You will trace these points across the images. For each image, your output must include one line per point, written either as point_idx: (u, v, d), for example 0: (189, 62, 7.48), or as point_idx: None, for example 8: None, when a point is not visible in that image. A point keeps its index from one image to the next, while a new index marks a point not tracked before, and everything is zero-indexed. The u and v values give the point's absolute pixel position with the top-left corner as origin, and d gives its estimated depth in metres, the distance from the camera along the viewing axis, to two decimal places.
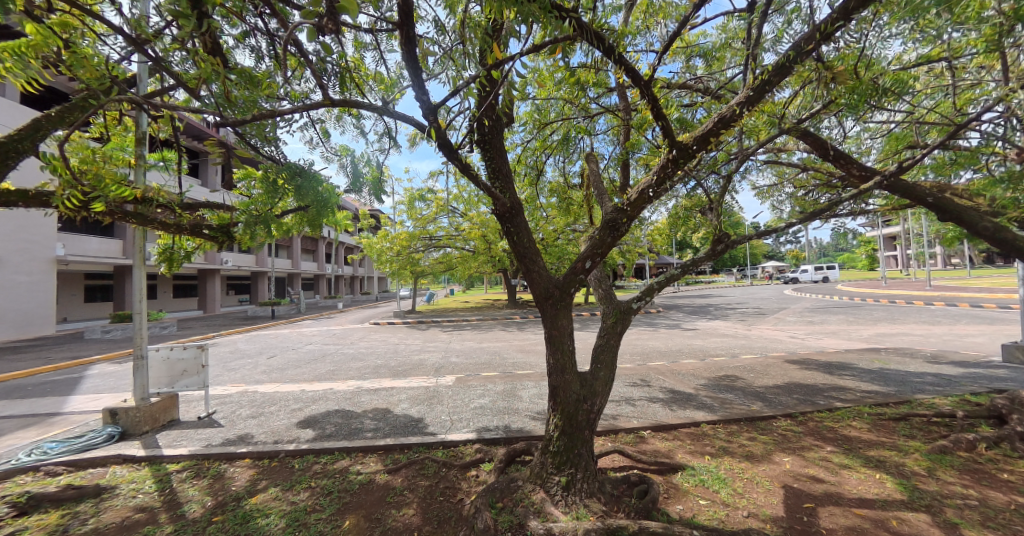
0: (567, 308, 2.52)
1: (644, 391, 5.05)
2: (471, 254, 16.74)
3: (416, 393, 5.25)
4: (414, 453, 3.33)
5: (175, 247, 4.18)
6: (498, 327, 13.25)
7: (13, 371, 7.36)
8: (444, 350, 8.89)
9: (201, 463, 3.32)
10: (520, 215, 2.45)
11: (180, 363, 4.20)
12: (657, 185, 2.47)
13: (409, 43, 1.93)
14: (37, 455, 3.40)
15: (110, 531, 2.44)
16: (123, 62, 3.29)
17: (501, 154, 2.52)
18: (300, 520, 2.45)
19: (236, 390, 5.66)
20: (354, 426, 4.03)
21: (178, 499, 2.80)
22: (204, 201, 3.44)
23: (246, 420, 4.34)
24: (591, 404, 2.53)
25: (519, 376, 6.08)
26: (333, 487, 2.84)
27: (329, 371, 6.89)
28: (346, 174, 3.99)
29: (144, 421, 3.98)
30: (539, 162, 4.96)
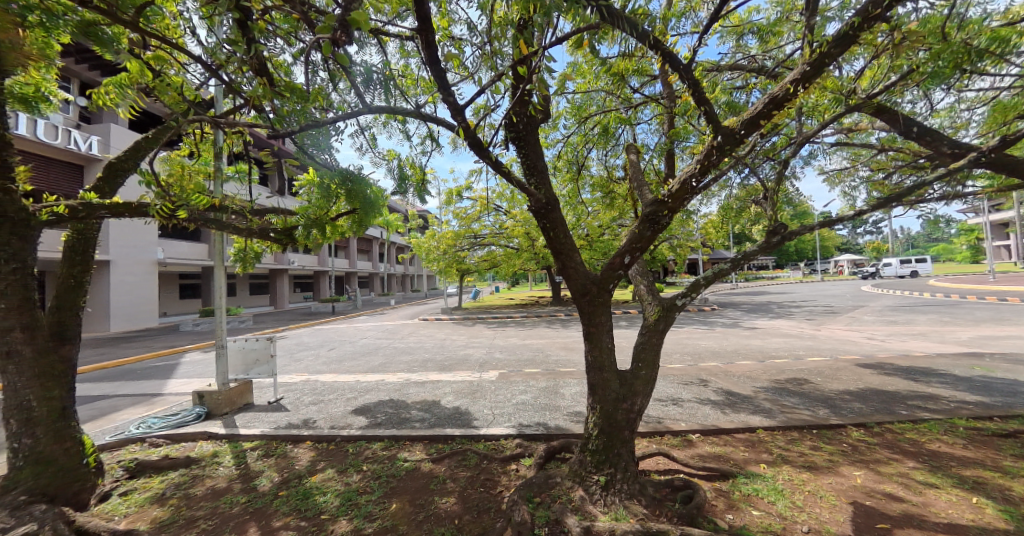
0: (605, 305, 2.46)
1: (694, 392, 4.79)
2: (515, 251, 16.86)
3: (460, 386, 5.43)
4: (457, 444, 3.45)
5: (248, 249, 4.66)
6: (542, 324, 13.22)
7: (126, 357, 8.65)
8: (487, 346, 9.08)
9: (270, 443, 3.69)
10: (556, 211, 2.43)
11: (253, 353, 4.69)
12: (699, 174, 2.32)
13: (433, 48, 2.00)
14: (142, 429, 3.96)
15: (198, 498, 2.80)
16: (203, 86, 3.73)
17: (535, 150, 2.52)
18: (353, 500, 2.64)
19: (300, 379, 6.19)
20: (403, 416, 4.24)
21: (252, 473, 3.13)
22: (269, 206, 3.78)
23: (308, 407, 4.73)
24: (630, 404, 2.46)
25: (562, 373, 6.05)
26: (382, 472, 3.02)
27: (381, 364, 7.31)
28: (392, 176, 4.24)
29: (224, 403, 4.50)
30: (580, 156, 4.88)
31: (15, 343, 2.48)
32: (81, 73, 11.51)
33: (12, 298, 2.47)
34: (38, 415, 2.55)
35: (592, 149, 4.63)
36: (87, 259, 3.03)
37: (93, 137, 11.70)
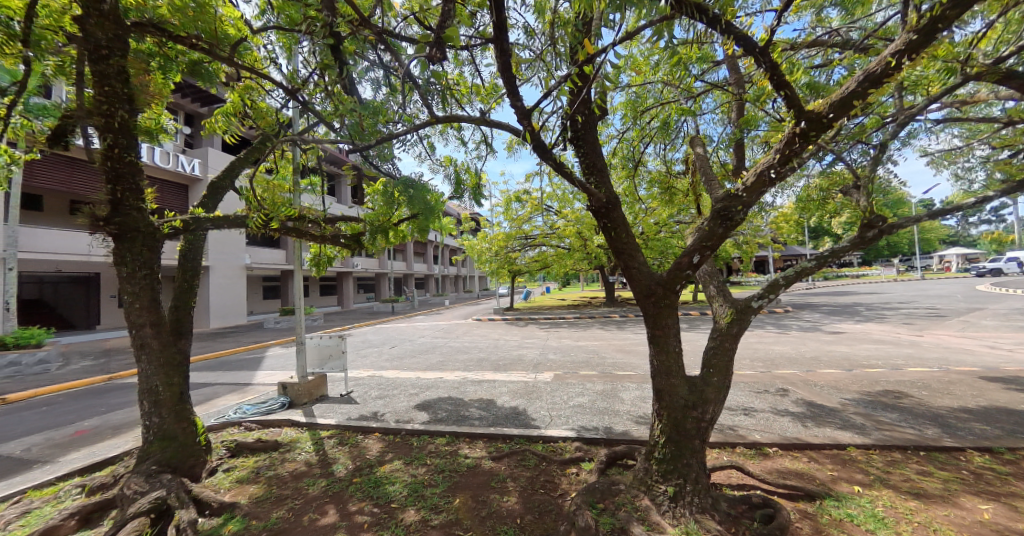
0: (671, 307, 2.35)
1: (770, 402, 4.39)
2: (566, 251, 16.71)
3: (516, 386, 5.48)
4: (516, 444, 3.49)
5: (322, 254, 5.09)
6: (596, 325, 12.93)
7: (223, 350, 9.88)
8: (540, 347, 9.08)
9: (344, 433, 4.00)
10: (618, 210, 2.35)
11: (326, 349, 5.13)
12: (780, 164, 2.12)
13: (505, 54, 2.07)
14: (238, 414, 4.50)
15: (287, 478, 3.12)
16: (283, 109, 4.15)
17: (595, 149, 2.47)
18: (419, 492, 2.77)
19: (367, 374, 6.65)
20: (462, 413, 4.38)
21: (329, 459, 3.42)
22: (340, 214, 4.07)
23: (375, 400, 5.07)
24: (701, 412, 2.32)
25: (619, 377, 5.87)
26: (444, 466, 3.14)
27: (439, 362, 7.62)
28: (449, 182, 4.40)
29: (304, 394, 4.96)
30: (636, 152, 4.70)
31: (146, 337, 2.94)
32: (185, 105, 13.33)
33: (144, 299, 2.94)
34: (163, 398, 3.01)
35: (649, 144, 4.44)
36: (197, 265, 3.52)
37: (195, 160, 13.51)
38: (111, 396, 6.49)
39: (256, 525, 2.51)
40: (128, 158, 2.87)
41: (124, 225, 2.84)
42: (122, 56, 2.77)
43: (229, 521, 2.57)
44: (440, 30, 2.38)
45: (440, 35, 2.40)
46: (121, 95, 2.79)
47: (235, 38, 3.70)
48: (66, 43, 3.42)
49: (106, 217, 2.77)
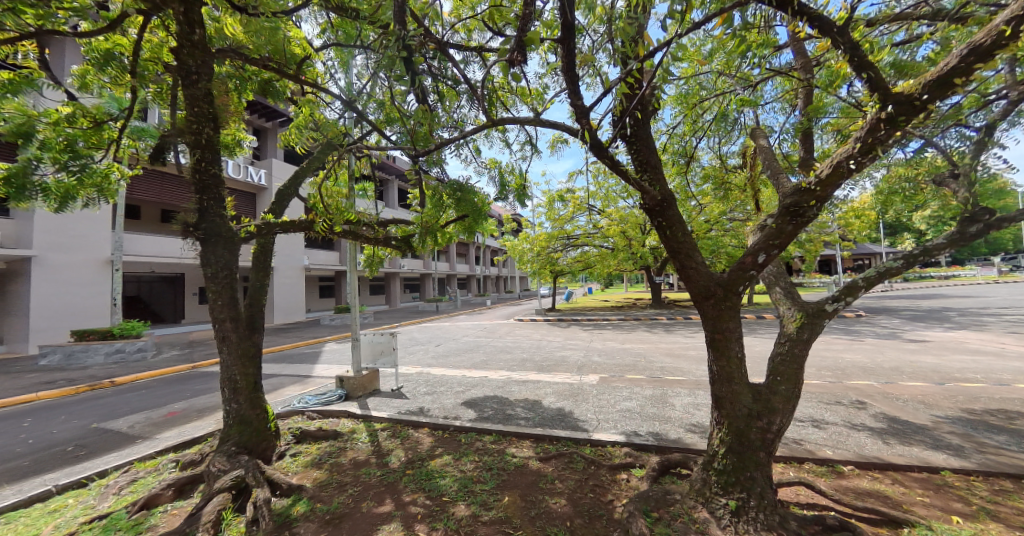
0: (733, 309, 2.21)
1: (843, 414, 4.00)
2: (609, 252, 16.33)
3: (561, 388, 5.43)
4: (563, 445, 3.46)
5: (375, 256, 5.37)
6: (642, 328, 12.50)
7: (287, 345, 10.74)
8: (584, 348, 8.95)
9: (396, 426, 4.19)
10: (674, 208, 2.27)
11: (378, 346, 5.42)
12: (860, 154, 1.92)
13: (569, 55, 2.09)
14: (302, 404, 4.87)
15: (347, 465, 3.33)
16: (341, 120, 4.43)
17: (649, 146, 2.39)
18: (469, 487, 2.83)
19: (415, 371, 6.91)
20: (508, 412, 4.42)
21: (384, 450, 3.60)
22: (392, 218, 4.25)
23: (424, 396, 5.26)
24: (767, 422, 2.16)
25: (669, 382, 5.64)
26: (493, 464, 3.18)
27: (483, 361, 7.74)
28: (494, 184, 4.47)
29: (358, 388, 5.26)
30: (687, 147, 4.50)
31: (226, 331, 3.26)
32: (254, 121, 14.65)
33: (224, 297, 3.26)
34: (240, 386, 3.32)
35: (701, 139, 4.21)
36: (268, 266, 3.85)
37: (263, 171, 14.79)
38: (195, 383, 7.28)
39: (320, 508, 2.70)
40: (213, 171, 3.22)
41: (210, 231, 3.18)
42: (208, 79, 3.10)
43: (297, 502, 2.79)
44: (522, 31, 2.39)
45: (522, 37, 2.40)
46: (207, 115, 3.14)
47: (301, 57, 4.02)
48: (162, 72, 3.90)
49: (195, 224, 3.11)
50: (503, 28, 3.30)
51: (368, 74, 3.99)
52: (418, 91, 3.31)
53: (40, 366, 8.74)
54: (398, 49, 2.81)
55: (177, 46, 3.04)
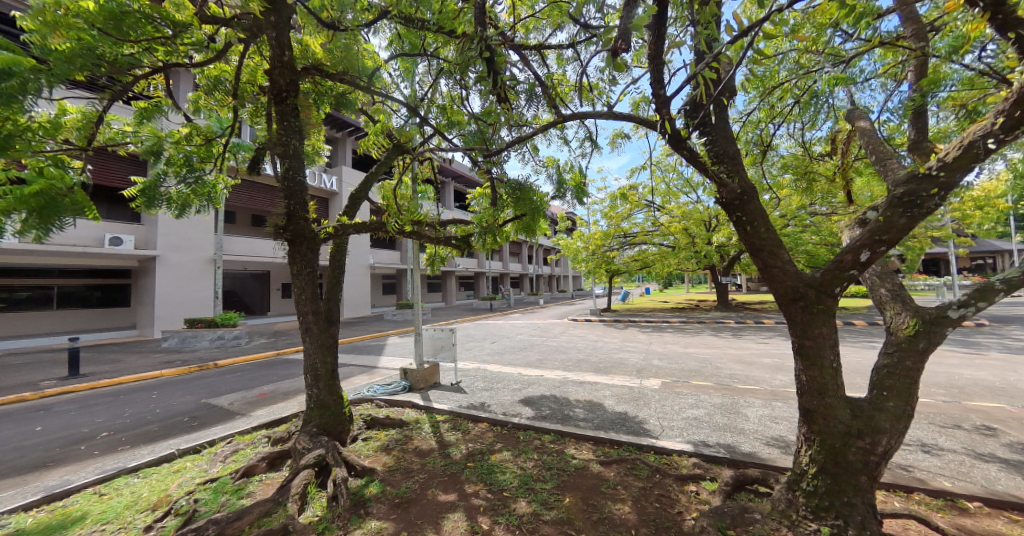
0: (827, 313, 1.97)
1: (965, 441, 3.40)
2: (670, 250, 15.50)
3: (620, 391, 5.27)
4: (624, 450, 3.35)
5: (436, 254, 5.59)
6: (706, 331, 11.69)
7: (356, 337, 11.62)
8: (642, 351, 8.59)
9: (457, 419, 4.34)
10: (755, 201, 2.09)
11: (439, 340, 5.67)
12: (1004, 130, 1.59)
13: (658, 42, 2.00)
14: (371, 392, 5.23)
15: (413, 453, 3.52)
16: (405, 126, 4.66)
17: (728, 135, 2.24)
18: (529, 485, 2.85)
19: (472, 366, 7.11)
20: (566, 413, 4.37)
21: (446, 441, 3.74)
22: (453, 218, 4.39)
23: (482, 391, 5.39)
24: (870, 442, 1.89)
25: (740, 390, 5.21)
26: (552, 463, 3.17)
27: (538, 360, 7.75)
28: (552, 182, 4.44)
29: (420, 380, 5.53)
30: (762, 136, 4.12)
31: (310, 323, 3.61)
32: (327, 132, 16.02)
33: (307, 292, 3.61)
34: (320, 373, 3.63)
35: (778, 125, 3.82)
36: (342, 264, 4.18)
37: (335, 177, 16.12)
38: (281, 368, 8.16)
39: (390, 491, 2.88)
40: (298, 178, 3.57)
41: (296, 232, 3.54)
42: (294, 95, 3.45)
43: (370, 484, 3.00)
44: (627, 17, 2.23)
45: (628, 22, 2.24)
46: (293, 128, 3.49)
47: (371, 68, 4.29)
48: (257, 90, 4.40)
49: (284, 226, 3.47)
50: (563, 23, 3.24)
51: (431, 80, 4.17)
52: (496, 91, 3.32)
53: (164, 348, 10.37)
54: (479, 49, 2.87)
55: (271, 67, 3.40)
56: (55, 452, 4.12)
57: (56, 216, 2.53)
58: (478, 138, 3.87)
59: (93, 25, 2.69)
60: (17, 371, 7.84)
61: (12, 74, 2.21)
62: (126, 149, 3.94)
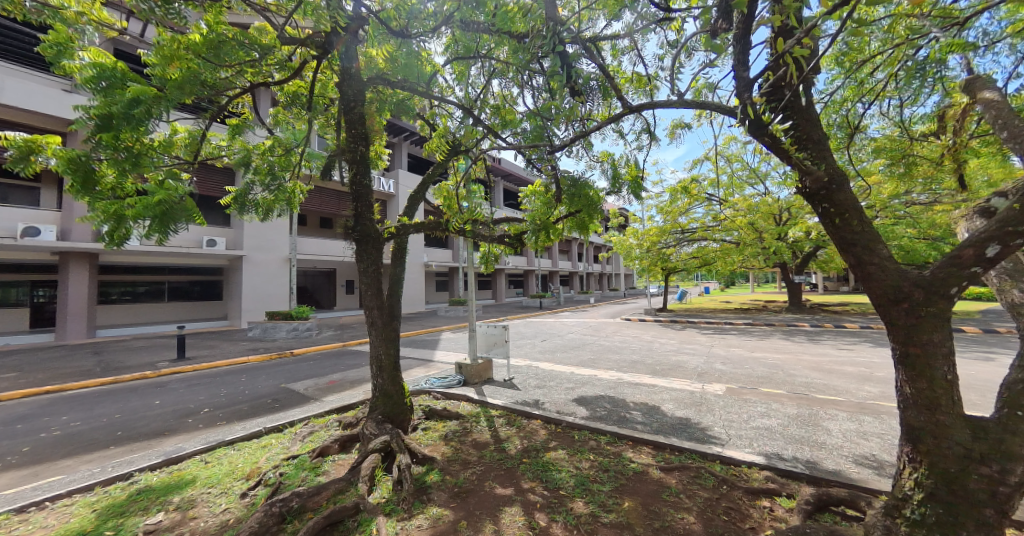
0: (941, 318, 1.70)
1: None
2: (733, 246, 14.41)
3: (680, 395, 5.01)
4: (687, 458, 3.18)
5: (490, 254, 5.70)
6: (777, 334, 10.72)
7: (412, 332, 12.26)
8: (702, 354, 8.09)
9: (511, 415, 4.40)
10: (846, 190, 1.89)
11: (492, 337, 5.78)
12: None
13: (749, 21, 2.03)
14: (428, 384, 5.49)
15: (469, 445, 3.64)
16: (459, 129, 4.80)
17: (813, 119, 2.05)
18: (586, 485, 2.81)
19: (524, 364, 7.17)
20: (622, 415, 4.26)
21: (501, 436, 3.81)
22: (507, 216, 4.43)
23: (535, 389, 5.41)
24: (999, 470, 1.57)
25: (819, 401, 4.72)
26: (609, 465, 3.10)
27: (590, 359, 7.61)
28: (606, 177, 4.33)
29: (474, 375, 5.68)
30: (849, 118, 3.68)
31: (375, 317, 3.87)
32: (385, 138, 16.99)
33: (372, 288, 3.86)
34: (385, 364, 3.87)
35: (867, 104, 3.39)
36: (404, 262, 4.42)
37: (392, 180, 17.05)
38: (348, 359, 8.85)
39: (449, 480, 3.00)
40: (364, 182, 3.83)
41: (363, 232, 3.80)
42: (361, 105, 3.70)
43: (430, 472, 3.14)
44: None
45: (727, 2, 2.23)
46: (360, 136, 3.74)
47: (429, 75, 4.48)
48: (328, 102, 4.79)
49: (353, 227, 3.74)
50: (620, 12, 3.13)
51: (484, 82, 4.28)
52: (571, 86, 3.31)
53: (250, 337, 11.68)
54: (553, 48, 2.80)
55: (341, 80, 3.68)
56: (170, 422, 4.83)
57: (170, 222, 3.00)
58: (533, 136, 3.89)
59: (196, 54, 3.10)
60: (140, 354, 9.29)
61: (140, 103, 2.63)
62: (222, 162, 4.49)
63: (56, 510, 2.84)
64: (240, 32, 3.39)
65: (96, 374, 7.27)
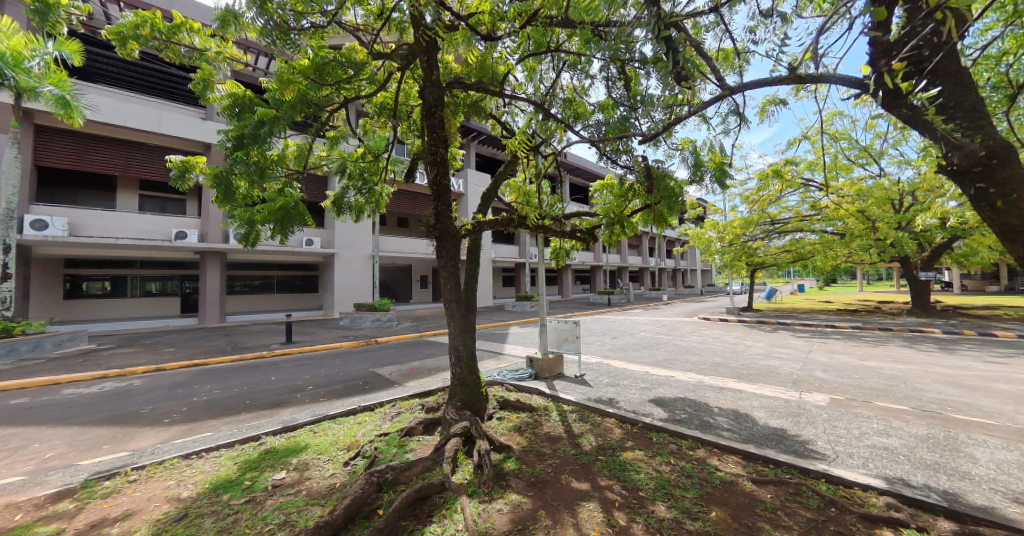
0: None
1: None
2: (837, 238, 12.58)
3: (773, 403, 4.55)
4: (783, 472, 2.90)
5: (561, 248, 5.70)
6: (897, 341, 9.12)
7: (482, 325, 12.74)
8: (798, 359, 7.22)
9: (584, 411, 4.38)
10: (1016, 165, 1.56)
11: (564, 333, 5.86)
12: None
13: None
14: (501, 376, 5.68)
15: (544, 437, 3.71)
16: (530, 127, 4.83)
17: (970, 82, 1.71)
18: (668, 489, 2.71)
19: (594, 361, 7.07)
20: (705, 420, 3.99)
21: (574, 432, 3.81)
22: (580, 210, 4.36)
23: (608, 387, 5.31)
24: None
25: (959, 422, 3.95)
26: (692, 471, 2.95)
27: (665, 360, 7.22)
28: (687, 165, 4.03)
29: (545, 370, 5.73)
30: (1010, 76, 2.98)
31: (453, 310, 4.11)
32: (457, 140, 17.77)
33: (451, 281, 4.09)
34: (463, 354, 4.09)
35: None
36: (478, 257, 4.60)
37: (463, 180, 17.80)
38: (425, 348, 9.50)
39: (526, 469, 3.10)
40: (444, 182, 4.07)
41: (444, 229, 4.03)
42: (440, 109, 3.90)
43: (508, 460, 3.27)
44: None
45: None
46: (440, 138, 3.97)
47: (502, 74, 4.59)
48: (409, 109, 5.13)
49: (435, 224, 4.00)
50: None
51: (555, 76, 4.27)
52: (682, 73, 2.96)
53: (342, 326, 13.10)
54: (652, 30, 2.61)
55: (422, 87, 3.95)
56: (285, 395, 5.66)
57: (288, 225, 3.55)
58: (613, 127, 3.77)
59: (304, 76, 3.58)
60: (260, 337, 10.94)
61: (264, 123, 3.10)
62: (323, 170, 5.08)
63: (211, 459, 3.52)
64: (338, 53, 3.80)
65: (228, 353, 8.74)
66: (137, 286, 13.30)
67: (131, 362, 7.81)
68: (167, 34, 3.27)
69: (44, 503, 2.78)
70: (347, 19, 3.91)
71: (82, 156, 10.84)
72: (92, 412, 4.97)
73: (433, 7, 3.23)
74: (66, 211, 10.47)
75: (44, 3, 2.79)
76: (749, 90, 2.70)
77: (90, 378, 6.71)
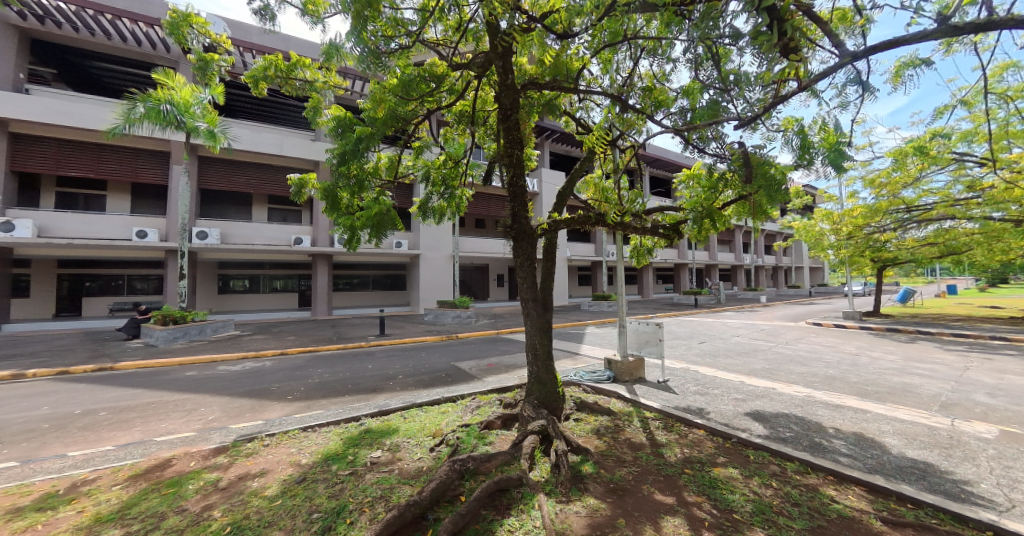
0: None
1: None
2: (1008, 226, 9.91)
3: (913, 429, 3.76)
4: (928, 515, 2.39)
5: (642, 245, 5.41)
6: None
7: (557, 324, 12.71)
8: (949, 377, 5.86)
9: (667, 419, 4.12)
10: None
11: (644, 334, 5.49)
12: None
13: None
14: (579, 377, 5.60)
15: (623, 443, 3.57)
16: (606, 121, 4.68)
17: None
18: (768, 515, 2.41)
19: (679, 366, 6.58)
20: (818, 441, 3.46)
21: (656, 440, 3.60)
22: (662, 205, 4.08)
23: (695, 395, 4.91)
24: None
25: None
26: (800, 499, 2.58)
27: (764, 369, 6.43)
28: (792, 148, 3.53)
29: (625, 372, 5.52)
30: None
31: (530, 309, 4.15)
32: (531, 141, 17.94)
33: (528, 280, 4.14)
34: (539, 352, 4.12)
35: None
36: (554, 256, 4.59)
37: (536, 180, 17.92)
38: (502, 345, 9.78)
39: (605, 474, 3.02)
40: (519, 182, 4.13)
41: (520, 229, 4.11)
42: (516, 111, 3.98)
43: (586, 462, 3.21)
44: None
45: None
46: (516, 139, 4.05)
47: (577, 71, 4.50)
48: (485, 115, 5.33)
49: (511, 224, 4.09)
50: None
51: (632, 65, 4.08)
52: (785, 44, 2.60)
53: (426, 321, 14.14)
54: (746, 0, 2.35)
55: (498, 92, 4.06)
56: (380, 382, 6.31)
57: (382, 230, 3.93)
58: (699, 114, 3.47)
59: (394, 94, 3.95)
60: (359, 329, 12.33)
61: (361, 140, 3.48)
62: (410, 178, 5.52)
63: (324, 433, 4.08)
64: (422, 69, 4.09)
65: (334, 342, 10.02)
66: (267, 284, 15.95)
67: (264, 347, 9.42)
68: (286, 72, 3.88)
69: (208, 455, 3.49)
70: (429, 37, 4.20)
71: (229, 177, 13.40)
72: (238, 386, 6.11)
73: (507, 12, 3.30)
74: (220, 223, 12.99)
75: (204, 61, 3.52)
76: (877, 51, 2.27)
77: (236, 358, 8.26)
